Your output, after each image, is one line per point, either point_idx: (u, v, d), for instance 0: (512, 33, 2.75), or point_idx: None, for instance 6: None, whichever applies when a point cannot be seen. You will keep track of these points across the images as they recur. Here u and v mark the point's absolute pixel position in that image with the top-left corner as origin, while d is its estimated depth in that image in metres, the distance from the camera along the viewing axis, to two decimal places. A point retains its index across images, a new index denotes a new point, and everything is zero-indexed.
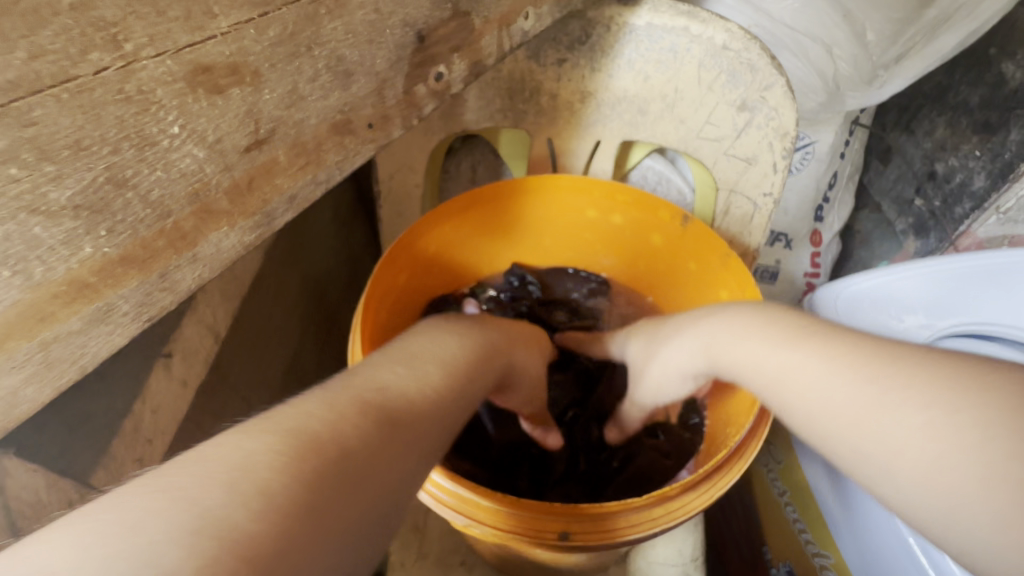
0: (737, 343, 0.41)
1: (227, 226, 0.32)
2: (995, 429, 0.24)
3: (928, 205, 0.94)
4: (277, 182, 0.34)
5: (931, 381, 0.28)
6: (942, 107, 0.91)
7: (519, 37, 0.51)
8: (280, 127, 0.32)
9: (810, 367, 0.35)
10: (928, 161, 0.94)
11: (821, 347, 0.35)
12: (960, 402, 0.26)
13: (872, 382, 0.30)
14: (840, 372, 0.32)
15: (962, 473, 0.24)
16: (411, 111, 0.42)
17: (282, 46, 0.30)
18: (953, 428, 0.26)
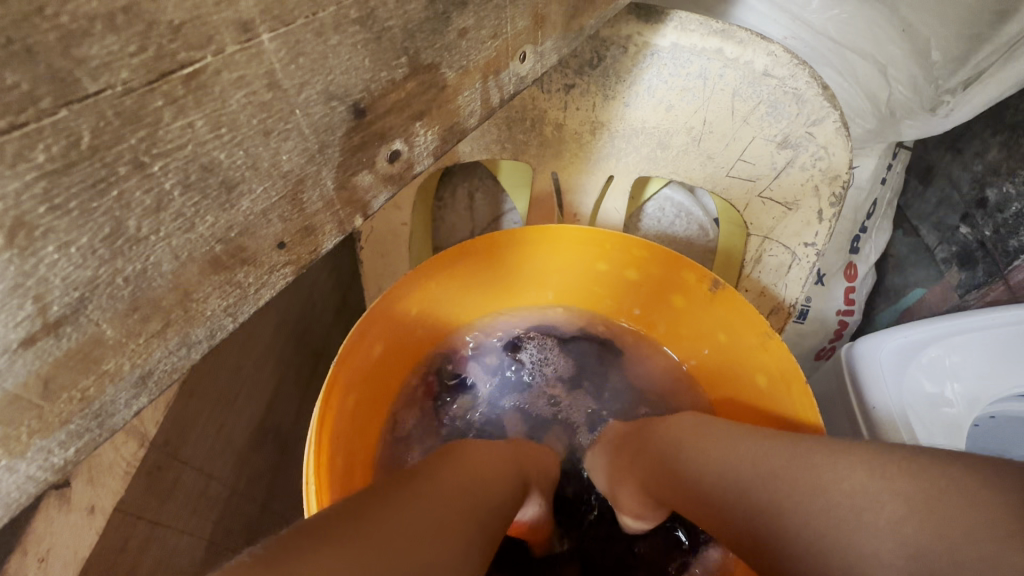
0: (676, 445, 0.40)
1: (6, 457, 0.19)
2: (916, 496, 0.27)
3: (976, 234, 0.79)
4: (106, 365, 0.21)
5: (851, 482, 0.29)
6: (997, 126, 0.76)
7: (512, 85, 0.38)
8: (95, 292, 0.19)
9: (744, 453, 0.35)
10: (976, 186, 0.79)
11: (751, 447, 0.35)
12: (895, 504, 0.27)
13: (815, 464, 0.31)
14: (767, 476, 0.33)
15: (908, 559, 0.26)
16: (352, 211, 0.29)
17: (72, 172, 0.17)
18: (890, 495, 0.27)
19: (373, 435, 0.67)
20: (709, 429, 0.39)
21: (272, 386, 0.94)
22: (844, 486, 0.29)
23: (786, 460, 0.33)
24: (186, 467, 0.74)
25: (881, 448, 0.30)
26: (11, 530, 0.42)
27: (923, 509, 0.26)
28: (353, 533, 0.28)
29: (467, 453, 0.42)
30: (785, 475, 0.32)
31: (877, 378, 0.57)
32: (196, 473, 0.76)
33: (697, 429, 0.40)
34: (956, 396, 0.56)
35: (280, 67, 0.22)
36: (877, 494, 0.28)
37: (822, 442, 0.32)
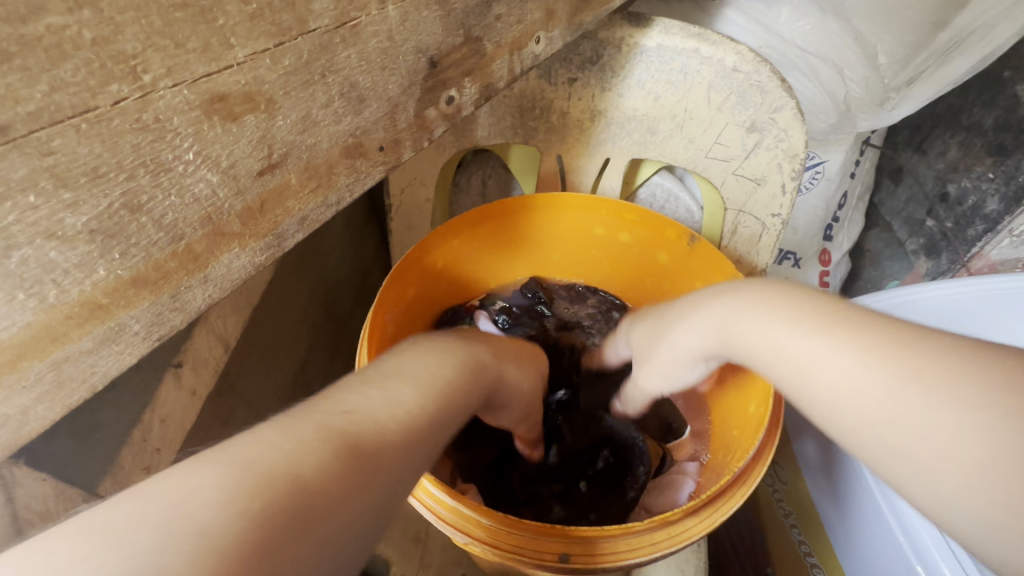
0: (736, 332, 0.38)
1: (238, 248, 0.32)
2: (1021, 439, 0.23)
3: (939, 226, 0.93)
4: (289, 204, 0.34)
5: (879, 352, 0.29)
6: (955, 128, 0.90)
7: (530, 59, 0.52)
8: (292, 152, 0.33)
9: (835, 360, 0.31)
10: (940, 182, 0.93)
11: (803, 330, 0.33)
12: (903, 370, 0.28)
13: (856, 351, 0.30)
14: (825, 366, 0.31)
15: (896, 409, 0.27)
16: (422, 134, 0.43)
17: (297, 75, 0.31)
18: (903, 388, 0.28)
19: None
20: (763, 301, 0.37)
21: (306, 342, 1.06)
22: (853, 364, 0.30)
23: (841, 342, 0.31)
24: (240, 397, 0.87)
25: (911, 348, 0.29)
26: (141, 395, 0.55)
27: (925, 387, 0.27)
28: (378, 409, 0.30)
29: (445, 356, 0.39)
30: (847, 362, 0.30)
31: None
32: (248, 404, 0.89)
33: (750, 314, 0.37)
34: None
35: (394, 27, 0.36)
36: (887, 385, 0.28)
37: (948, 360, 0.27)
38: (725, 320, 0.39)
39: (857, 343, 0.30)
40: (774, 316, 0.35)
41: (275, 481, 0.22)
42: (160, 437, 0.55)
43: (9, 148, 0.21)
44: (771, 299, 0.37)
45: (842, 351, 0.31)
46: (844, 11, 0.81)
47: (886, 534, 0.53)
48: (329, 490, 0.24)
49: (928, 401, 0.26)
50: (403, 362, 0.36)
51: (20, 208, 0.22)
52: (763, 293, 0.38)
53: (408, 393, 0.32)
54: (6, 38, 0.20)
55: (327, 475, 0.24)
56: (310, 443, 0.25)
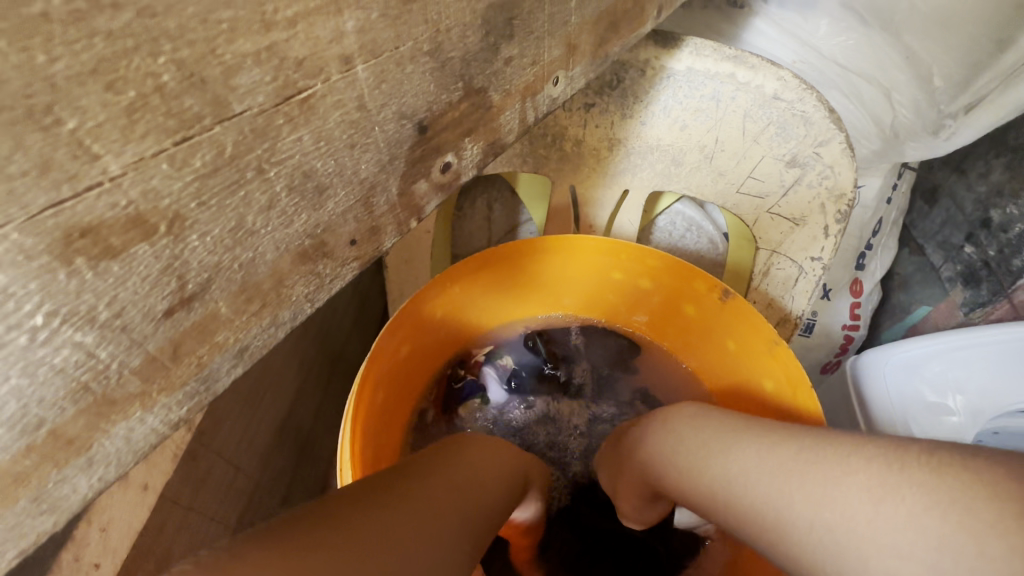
0: (676, 447, 0.43)
1: (141, 410, 0.23)
2: (897, 496, 0.28)
3: (980, 253, 0.82)
4: (218, 337, 0.25)
5: (832, 468, 0.32)
6: (1000, 148, 0.80)
7: (546, 105, 0.42)
8: (218, 275, 0.23)
9: (750, 459, 0.37)
10: (980, 207, 0.82)
11: (766, 452, 0.36)
12: (865, 476, 0.30)
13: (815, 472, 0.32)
14: (788, 494, 0.33)
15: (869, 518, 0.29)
16: (409, 214, 0.33)
17: (216, 177, 0.21)
18: (861, 492, 0.29)
19: (398, 430, 0.70)
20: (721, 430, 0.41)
21: (295, 385, 0.97)
22: (858, 484, 0.30)
23: (795, 463, 0.34)
24: (217, 458, 0.77)
25: (867, 449, 0.31)
26: None
27: (885, 493, 0.29)
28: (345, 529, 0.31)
29: (436, 479, 0.40)
30: (800, 482, 0.33)
31: (881, 392, 0.62)
32: (226, 464, 0.80)
33: (699, 430, 0.42)
34: (960, 406, 0.59)
35: (367, 92, 0.26)
36: (855, 498, 0.30)
37: (830, 439, 0.34)
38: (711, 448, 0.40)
39: (820, 464, 0.32)
40: (737, 443, 0.39)
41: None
42: (99, 551, 0.46)
43: None
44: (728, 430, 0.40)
45: (799, 475, 0.33)
46: (893, 25, 0.71)
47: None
48: None
49: (892, 506, 0.28)
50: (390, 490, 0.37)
51: None
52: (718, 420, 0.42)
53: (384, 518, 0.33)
54: None
55: None
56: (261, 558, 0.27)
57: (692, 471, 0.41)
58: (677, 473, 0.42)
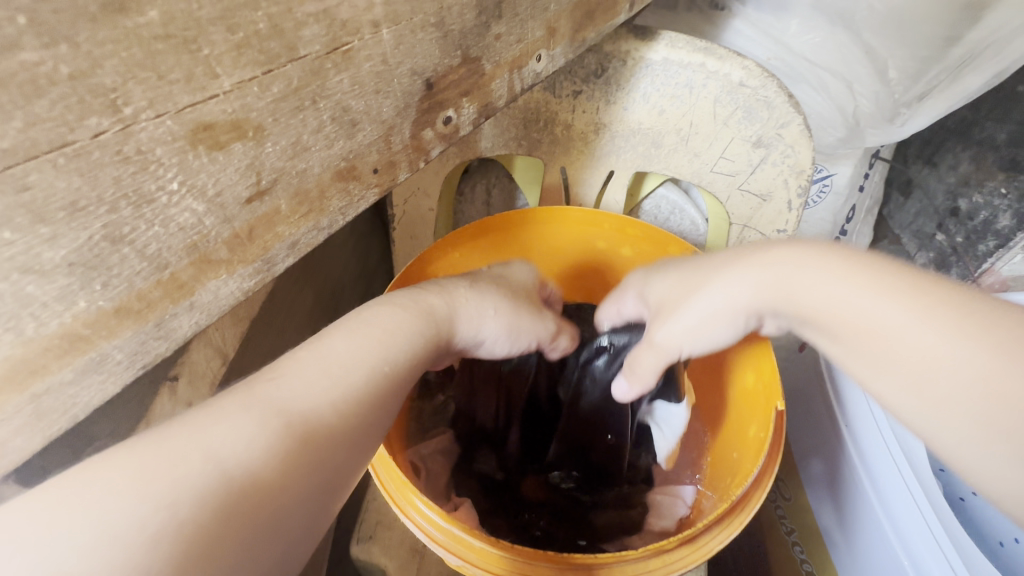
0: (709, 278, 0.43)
1: (226, 273, 0.32)
2: (946, 315, 0.28)
3: (949, 241, 0.90)
4: (278, 229, 0.34)
5: (889, 289, 0.31)
6: (966, 142, 0.87)
7: (530, 78, 0.51)
8: (282, 177, 0.32)
9: (794, 272, 0.37)
10: (950, 197, 0.90)
11: (811, 265, 0.36)
12: (913, 292, 0.30)
13: (868, 288, 0.32)
14: (828, 331, 0.35)
15: (916, 324, 0.29)
16: (418, 155, 0.42)
17: (286, 101, 0.30)
18: (911, 309, 0.30)
19: None
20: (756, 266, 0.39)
21: None
22: (910, 305, 0.30)
23: (844, 270, 0.34)
24: None
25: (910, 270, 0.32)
26: (136, 409, 0.55)
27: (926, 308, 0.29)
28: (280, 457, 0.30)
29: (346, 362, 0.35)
30: (846, 292, 0.33)
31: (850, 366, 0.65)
32: None
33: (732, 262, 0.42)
34: None
35: (388, 51, 0.35)
36: (893, 310, 0.31)
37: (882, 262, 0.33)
38: (677, 313, 0.45)
39: (873, 279, 0.32)
40: (792, 265, 0.37)
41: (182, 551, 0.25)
42: None
43: None
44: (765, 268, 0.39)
45: (848, 286, 0.33)
46: (856, 23, 0.79)
47: (894, 562, 0.55)
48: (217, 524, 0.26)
49: (928, 310, 0.29)
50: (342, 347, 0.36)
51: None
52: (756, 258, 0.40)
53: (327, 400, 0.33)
54: None
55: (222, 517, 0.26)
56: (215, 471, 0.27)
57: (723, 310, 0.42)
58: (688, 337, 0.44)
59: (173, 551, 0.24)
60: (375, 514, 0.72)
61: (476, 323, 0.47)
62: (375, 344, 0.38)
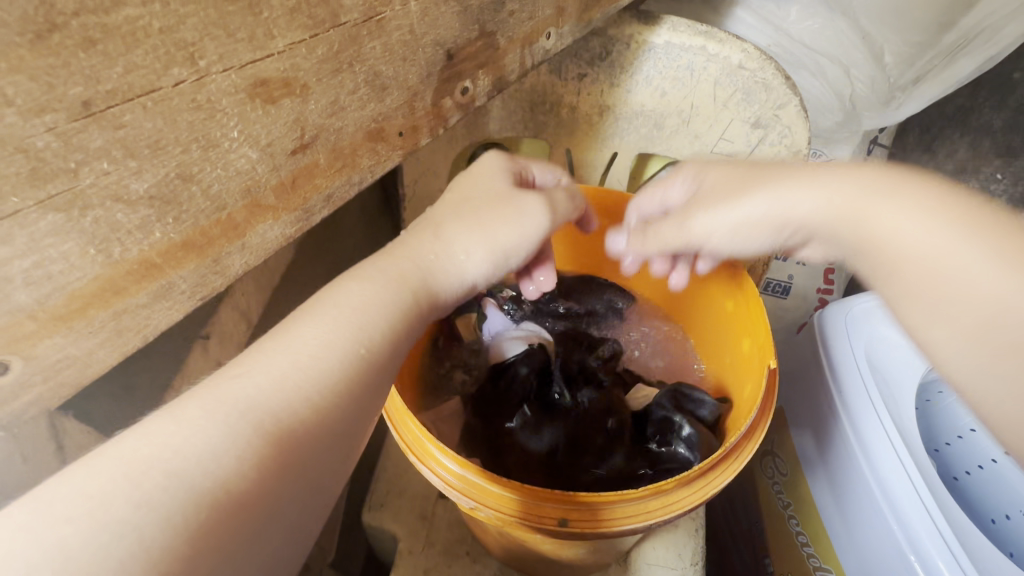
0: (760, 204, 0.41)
1: (272, 219, 0.36)
2: (944, 214, 0.33)
3: None
4: (317, 182, 0.38)
5: (981, 234, 0.31)
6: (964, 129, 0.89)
7: (540, 55, 0.55)
8: (321, 133, 0.36)
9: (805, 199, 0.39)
10: None
11: (813, 189, 0.39)
12: (956, 228, 0.32)
13: (959, 236, 0.31)
14: (887, 264, 0.34)
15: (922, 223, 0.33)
16: (438, 121, 0.46)
17: (328, 63, 0.34)
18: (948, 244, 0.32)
19: None
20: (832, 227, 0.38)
21: None
22: (924, 198, 0.34)
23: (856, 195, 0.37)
24: None
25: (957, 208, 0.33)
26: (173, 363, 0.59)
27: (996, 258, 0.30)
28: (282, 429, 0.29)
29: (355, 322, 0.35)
30: (862, 202, 0.36)
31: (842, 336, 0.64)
32: None
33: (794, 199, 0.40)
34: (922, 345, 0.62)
35: (415, 22, 0.39)
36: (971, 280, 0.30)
37: (924, 188, 0.35)
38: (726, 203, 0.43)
39: (887, 184, 0.36)
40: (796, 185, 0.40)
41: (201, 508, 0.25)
42: None
43: (90, 121, 0.25)
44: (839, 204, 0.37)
45: (877, 194, 0.36)
46: (852, 10, 0.83)
47: (880, 527, 0.55)
48: (249, 488, 0.27)
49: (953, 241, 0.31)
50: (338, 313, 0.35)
51: (95, 173, 0.26)
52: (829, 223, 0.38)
53: (350, 344, 0.34)
54: (93, 26, 0.23)
55: (249, 475, 0.27)
56: (232, 435, 0.27)
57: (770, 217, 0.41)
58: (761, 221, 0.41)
59: (189, 517, 0.25)
60: (389, 476, 0.76)
61: (459, 283, 0.42)
62: (353, 319, 0.35)
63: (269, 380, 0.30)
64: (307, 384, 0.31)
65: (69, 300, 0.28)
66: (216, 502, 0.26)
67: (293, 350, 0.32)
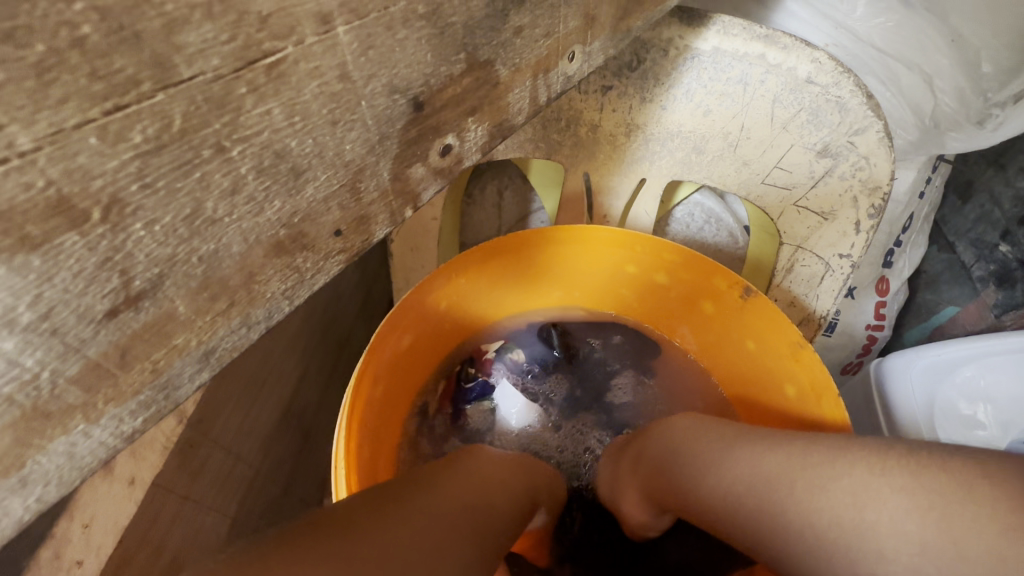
0: (669, 448, 0.40)
1: (84, 423, 0.20)
2: (863, 498, 0.29)
3: (1016, 252, 0.72)
4: (177, 340, 0.22)
5: (872, 483, 0.29)
6: None
7: (560, 84, 0.38)
8: (172, 270, 0.20)
9: (734, 472, 0.34)
10: (1019, 203, 0.72)
11: (748, 452, 0.34)
12: (898, 499, 0.27)
13: (827, 485, 0.30)
14: (772, 506, 0.32)
15: (860, 516, 0.28)
16: (404, 202, 0.30)
17: (165, 154, 0.18)
18: (863, 513, 0.28)
19: (397, 424, 0.67)
20: (698, 437, 0.39)
21: (299, 374, 0.95)
22: (845, 489, 0.29)
23: (782, 467, 0.32)
24: (216, 446, 0.75)
25: (862, 449, 0.30)
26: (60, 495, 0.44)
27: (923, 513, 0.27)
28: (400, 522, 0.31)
29: (463, 471, 0.41)
30: (783, 491, 0.31)
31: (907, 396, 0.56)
32: (225, 452, 0.77)
33: (682, 434, 0.40)
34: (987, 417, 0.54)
35: (351, 59, 0.22)
36: (859, 514, 0.28)
37: (814, 441, 0.32)
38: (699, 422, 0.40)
39: (806, 470, 0.31)
40: (720, 447, 0.36)
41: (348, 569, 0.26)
42: (82, 548, 0.44)
43: None
44: (709, 437, 0.38)
45: (788, 484, 0.31)
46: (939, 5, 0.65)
47: None
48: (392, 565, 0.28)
49: (904, 519, 0.27)
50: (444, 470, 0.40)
51: None
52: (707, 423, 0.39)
53: (462, 498, 0.37)
54: None
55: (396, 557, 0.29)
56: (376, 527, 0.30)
57: (684, 484, 0.38)
58: (668, 474, 0.39)
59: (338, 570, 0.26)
60: None
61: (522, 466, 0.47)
62: (462, 474, 0.40)
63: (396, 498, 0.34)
64: (442, 502, 0.35)
65: None
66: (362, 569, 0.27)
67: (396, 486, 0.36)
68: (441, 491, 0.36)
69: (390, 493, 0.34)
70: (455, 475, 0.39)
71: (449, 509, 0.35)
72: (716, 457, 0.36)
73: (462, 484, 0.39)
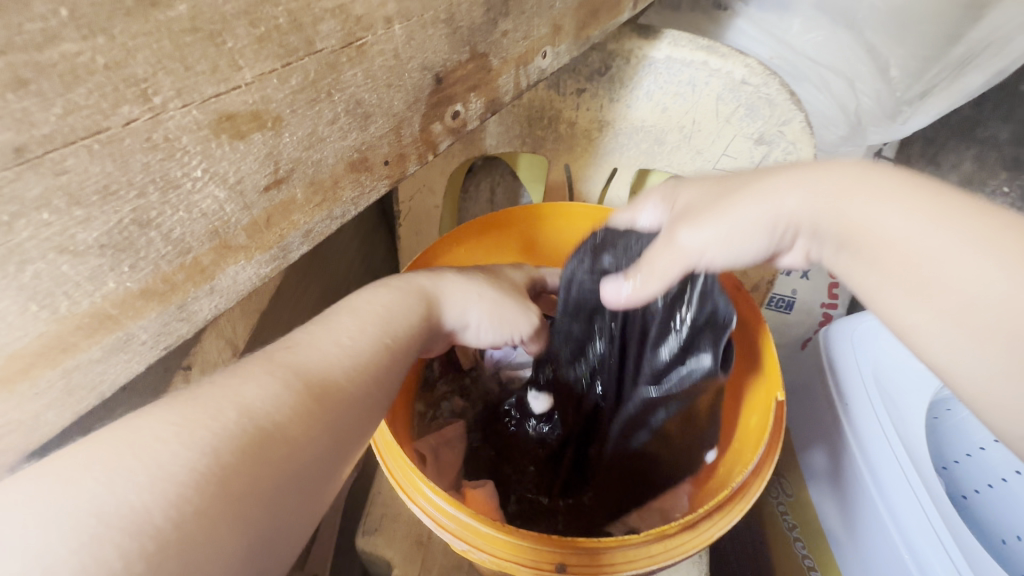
0: (756, 198, 0.36)
1: (245, 259, 0.33)
2: (958, 240, 0.27)
3: None
4: (294, 217, 0.35)
5: (978, 239, 0.26)
6: (969, 140, 0.83)
7: (536, 74, 0.53)
8: (298, 167, 0.34)
9: (830, 207, 0.33)
10: None
11: (874, 204, 0.31)
12: (987, 244, 0.25)
13: (933, 231, 0.28)
14: (858, 250, 0.32)
15: (942, 255, 0.27)
16: (427, 148, 0.44)
17: (303, 93, 0.31)
18: (957, 253, 0.26)
19: None
20: (786, 193, 0.35)
21: None
22: (941, 238, 0.27)
23: (937, 216, 0.28)
24: None
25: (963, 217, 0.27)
26: (150, 396, 0.56)
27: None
28: (310, 399, 0.31)
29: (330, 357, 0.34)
30: (880, 236, 0.30)
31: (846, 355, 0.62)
32: None
33: (776, 185, 0.36)
34: None
35: (400, 46, 0.36)
36: (950, 254, 0.27)
37: (943, 196, 0.28)
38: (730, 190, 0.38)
39: (934, 218, 0.28)
40: (842, 194, 0.32)
41: (255, 437, 0.27)
42: None
43: (24, 169, 0.22)
44: (807, 190, 0.34)
45: (895, 228, 0.29)
46: (858, 23, 0.76)
47: (894, 558, 0.52)
48: (295, 431, 0.29)
49: (988, 257, 0.25)
50: (345, 319, 0.39)
51: (33, 224, 0.23)
52: (835, 176, 0.33)
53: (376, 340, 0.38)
54: (23, 65, 0.20)
55: (293, 419, 0.29)
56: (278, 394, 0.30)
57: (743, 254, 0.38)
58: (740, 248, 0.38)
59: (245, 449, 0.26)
60: (381, 506, 0.73)
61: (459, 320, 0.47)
62: (376, 321, 0.40)
63: (292, 355, 0.33)
64: (344, 359, 0.35)
65: (7, 362, 0.25)
66: (260, 441, 0.27)
67: (336, 335, 0.36)
68: (339, 356, 0.35)
69: (296, 358, 0.33)
70: (344, 340, 0.36)
71: (355, 371, 0.35)
72: (787, 216, 0.35)
73: (335, 356, 0.35)
